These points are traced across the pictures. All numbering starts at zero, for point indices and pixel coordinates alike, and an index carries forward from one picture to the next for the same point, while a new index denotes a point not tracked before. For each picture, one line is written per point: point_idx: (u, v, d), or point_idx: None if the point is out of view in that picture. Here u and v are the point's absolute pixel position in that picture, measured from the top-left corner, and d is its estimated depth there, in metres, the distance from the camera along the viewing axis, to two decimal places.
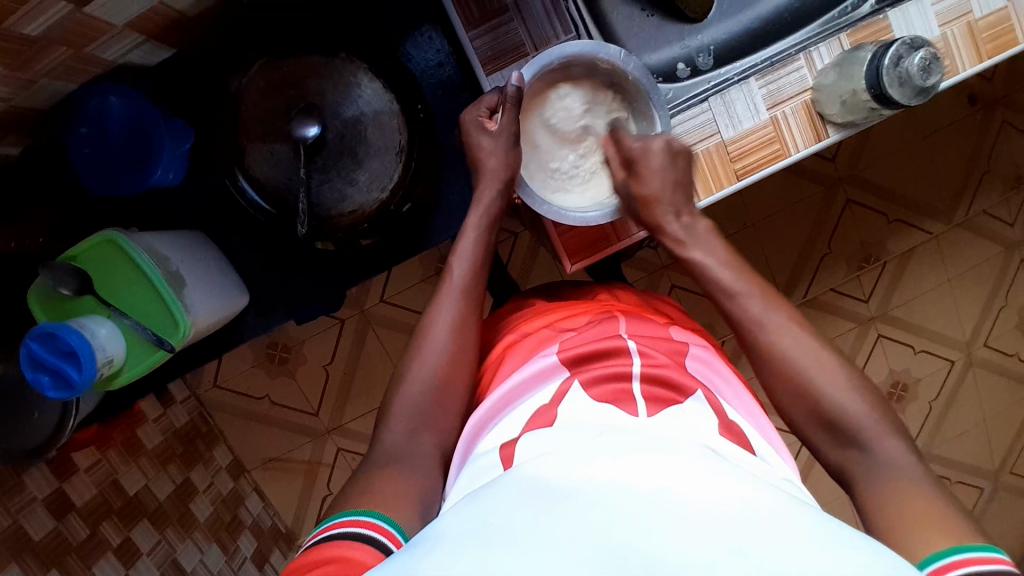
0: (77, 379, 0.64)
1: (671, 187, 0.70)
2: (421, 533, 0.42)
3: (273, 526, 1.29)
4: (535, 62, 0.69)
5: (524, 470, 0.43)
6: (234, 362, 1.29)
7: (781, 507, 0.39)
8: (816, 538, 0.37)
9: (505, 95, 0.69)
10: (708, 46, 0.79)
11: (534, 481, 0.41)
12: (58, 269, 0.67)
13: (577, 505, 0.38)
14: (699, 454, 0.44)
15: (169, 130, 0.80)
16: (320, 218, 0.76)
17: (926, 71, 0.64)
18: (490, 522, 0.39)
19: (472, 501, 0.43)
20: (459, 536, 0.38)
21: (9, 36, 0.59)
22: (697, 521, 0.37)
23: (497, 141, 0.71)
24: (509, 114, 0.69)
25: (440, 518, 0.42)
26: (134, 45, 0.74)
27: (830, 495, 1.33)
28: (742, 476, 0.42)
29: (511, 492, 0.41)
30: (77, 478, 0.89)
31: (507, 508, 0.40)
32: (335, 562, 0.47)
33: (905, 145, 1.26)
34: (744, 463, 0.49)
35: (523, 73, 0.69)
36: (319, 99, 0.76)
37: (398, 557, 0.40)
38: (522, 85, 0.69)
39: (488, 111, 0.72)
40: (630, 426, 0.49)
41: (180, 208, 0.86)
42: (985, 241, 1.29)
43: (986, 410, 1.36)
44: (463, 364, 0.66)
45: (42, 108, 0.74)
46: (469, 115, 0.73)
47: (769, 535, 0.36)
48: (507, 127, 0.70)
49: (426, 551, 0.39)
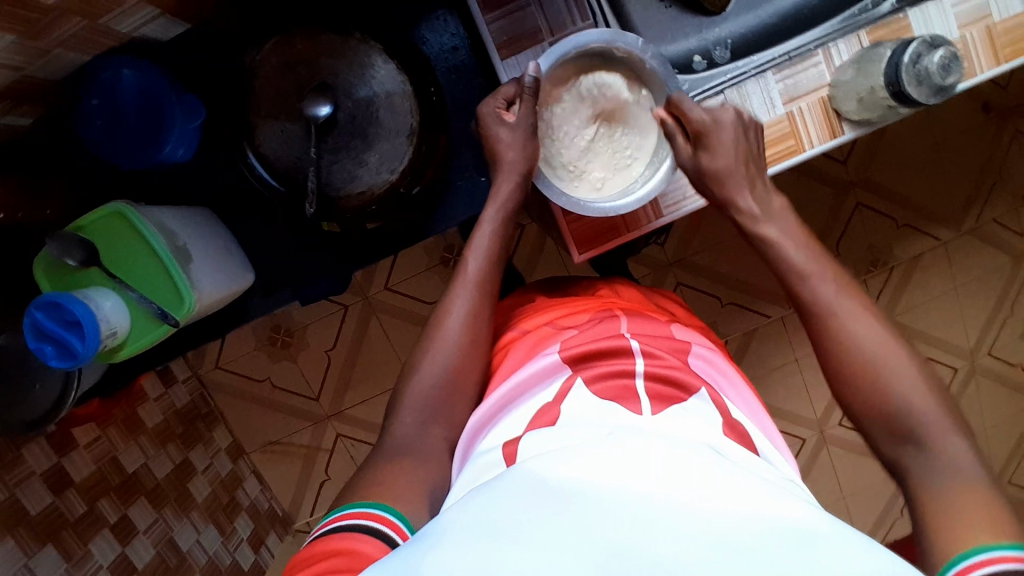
0: (81, 350, 0.64)
1: (687, 184, 0.70)
2: (426, 526, 0.42)
3: (271, 510, 1.29)
4: (552, 52, 0.69)
5: (530, 466, 0.43)
6: (236, 344, 1.29)
7: (790, 511, 0.38)
8: (815, 543, 0.36)
9: (522, 86, 0.69)
10: (725, 40, 0.78)
11: (541, 478, 0.41)
12: (66, 238, 0.67)
13: (582, 505, 0.38)
14: (705, 455, 0.43)
15: (180, 104, 0.80)
16: (328, 199, 0.76)
17: (946, 70, 0.63)
18: (497, 521, 0.38)
19: (477, 495, 0.42)
20: (464, 532, 0.38)
21: (22, 4, 0.58)
22: (701, 523, 0.36)
23: (515, 133, 0.70)
24: (526, 105, 0.69)
25: (445, 512, 0.42)
26: (149, 18, 0.74)
27: (827, 500, 1.33)
28: (745, 476, 0.41)
29: (513, 488, 0.41)
30: (77, 453, 0.88)
31: (506, 502, 0.39)
32: (345, 555, 0.48)
33: (916, 150, 1.25)
34: (751, 464, 0.48)
35: (540, 63, 0.69)
36: (332, 79, 0.75)
37: (403, 550, 0.40)
38: (538, 75, 0.69)
39: (506, 102, 0.71)
40: (634, 424, 0.49)
41: (189, 186, 0.86)
42: (993, 251, 1.28)
43: (987, 420, 1.35)
44: (479, 359, 0.65)
45: (54, 79, 0.74)
46: (487, 107, 0.72)
47: (776, 541, 0.35)
48: (525, 119, 0.70)
49: (431, 544, 0.39)
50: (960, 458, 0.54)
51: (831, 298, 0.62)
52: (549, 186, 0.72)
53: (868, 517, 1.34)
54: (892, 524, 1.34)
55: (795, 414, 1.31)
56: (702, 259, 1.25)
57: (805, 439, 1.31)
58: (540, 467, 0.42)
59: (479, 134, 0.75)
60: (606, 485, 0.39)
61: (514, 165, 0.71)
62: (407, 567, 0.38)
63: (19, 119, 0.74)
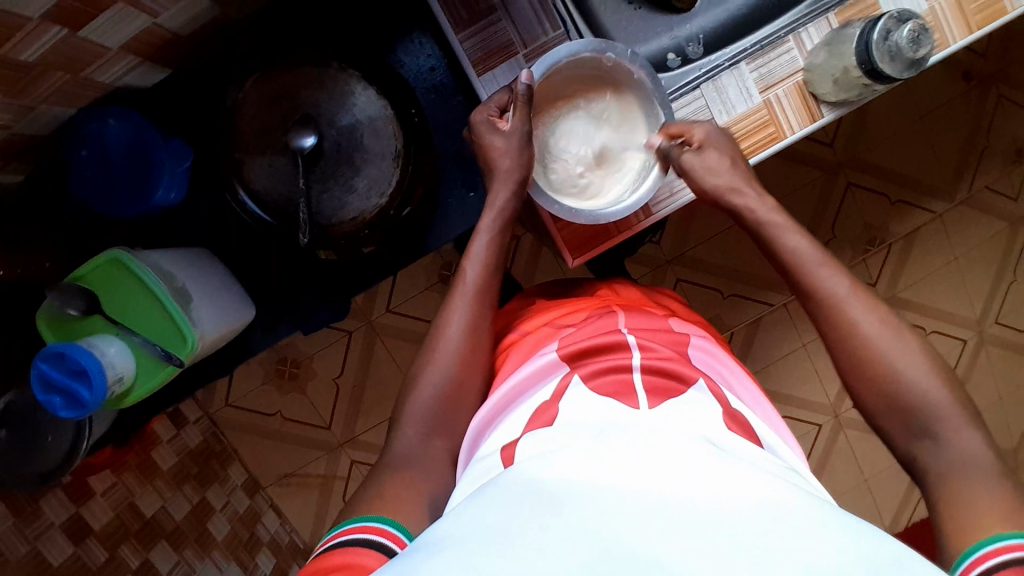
0: (89, 398, 0.65)
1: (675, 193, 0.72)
2: (422, 535, 0.41)
3: (291, 543, 1.28)
4: (543, 61, 0.69)
5: (525, 468, 0.43)
6: (245, 380, 1.30)
7: (802, 506, 0.39)
8: (805, 529, 0.37)
9: (515, 93, 0.69)
10: (697, 35, 0.80)
11: (530, 483, 0.41)
12: (65, 288, 0.69)
13: (587, 502, 0.38)
14: (698, 445, 0.44)
15: (170, 151, 0.81)
16: (321, 227, 0.77)
17: (916, 43, 0.64)
18: (497, 529, 0.38)
19: (471, 502, 0.42)
20: (463, 539, 0.38)
21: (3, 63, 0.60)
22: (712, 515, 0.37)
23: (511, 140, 0.70)
24: (520, 113, 0.69)
25: (440, 519, 0.42)
26: (131, 67, 0.75)
27: (849, 483, 1.32)
28: (734, 467, 0.42)
29: (506, 492, 0.41)
30: (94, 502, 0.88)
31: (493, 510, 0.40)
32: (345, 569, 0.48)
33: (902, 124, 1.25)
34: (744, 453, 0.48)
35: (533, 71, 0.69)
36: (315, 110, 0.77)
37: (400, 558, 0.40)
38: (531, 83, 0.69)
39: (499, 110, 0.72)
40: (629, 421, 0.49)
41: (184, 226, 0.88)
42: (989, 218, 1.28)
43: (1003, 387, 1.34)
44: (478, 362, 0.66)
45: (42, 133, 0.75)
46: (479, 115, 0.72)
47: (766, 528, 0.36)
48: (519, 126, 0.70)
49: (423, 557, 0.38)
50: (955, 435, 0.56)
51: (835, 290, 0.63)
52: (541, 194, 0.72)
53: (893, 497, 1.32)
54: (915, 503, 1.31)
55: (807, 399, 1.30)
56: (698, 253, 1.25)
57: (821, 424, 1.30)
58: (538, 464, 0.43)
59: (473, 142, 0.76)
60: (616, 488, 0.39)
61: (515, 178, 0.71)
62: (401, 573, 0.38)
63: (10, 176, 0.76)
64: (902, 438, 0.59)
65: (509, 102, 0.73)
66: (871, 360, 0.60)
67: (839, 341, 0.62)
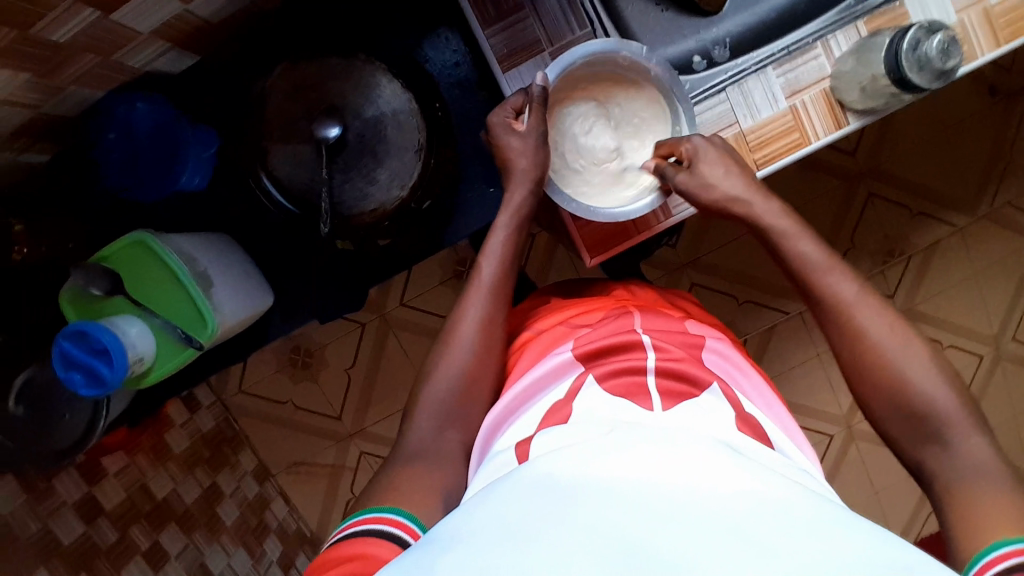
0: (110, 376, 0.66)
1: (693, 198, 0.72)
2: (436, 527, 0.42)
3: (298, 530, 1.29)
4: (558, 63, 0.70)
5: (539, 463, 0.43)
6: (258, 367, 1.31)
7: (818, 513, 0.39)
8: (822, 536, 0.36)
9: (530, 95, 0.70)
10: (724, 38, 0.77)
11: (544, 477, 0.41)
12: (90, 269, 0.69)
13: (601, 498, 0.38)
14: (714, 447, 0.44)
15: (196, 137, 0.83)
16: (341, 217, 0.77)
17: (947, 54, 0.63)
18: (511, 523, 0.38)
19: (486, 495, 0.42)
20: (477, 531, 0.38)
21: (35, 43, 0.61)
22: (727, 516, 0.37)
23: (527, 140, 0.70)
24: (536, 113, 0.70)
25: (453, 513, 0.42)
26: (160, 52, 0.76)
27: (858, 494, 1.31)
28: (750, 471, 0.42)
29: (520, 485, 0.41)
30: (107, 482, 0.89)
31: (508, 503, 0.40)
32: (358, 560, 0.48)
33: (925, 135, 1.24)
34: (758, 457, 0.48)
35: (548, 73, 0.70)
36: (339, 101, 0.77)
37: (415, 550, 0.40)
38: (546, 85, 0.70)
39: (516, 111, 0.72)
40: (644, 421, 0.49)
41: (205, 212, 0.88)
42: (1011, 233, 1.27)
43: (1018, 406, 1.32)
44: (492, 357, 0.66)
45: (70, 115, 0.76)
46: (496, 117, 0.73)
47: (781, 532, 0.36)
48: (535, 127, 0.70)
49: (438, 549, 0.38)
50: (973, 450, 0.56)
51: (854, 299, 0.63)
52: (558, 195, 0.73)
53: (902, 511, 1.31)
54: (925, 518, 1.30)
55: (819, 409, 1.29)
56: (714, 258, 1.25)
57: (832, 434, 1.29)
58: (552, 459, 0.43)
59: (490, 143, 0.76)
60: (629, 487, 0.39)
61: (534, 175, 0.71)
62: (415, 564, 0.38)
63: (38, 156, 0.77)
64: (918, 452, 0.58)
65: (524, 104, 0.73)
66: (889, 370, 0.59)
67: (856, 351, 0.61)
